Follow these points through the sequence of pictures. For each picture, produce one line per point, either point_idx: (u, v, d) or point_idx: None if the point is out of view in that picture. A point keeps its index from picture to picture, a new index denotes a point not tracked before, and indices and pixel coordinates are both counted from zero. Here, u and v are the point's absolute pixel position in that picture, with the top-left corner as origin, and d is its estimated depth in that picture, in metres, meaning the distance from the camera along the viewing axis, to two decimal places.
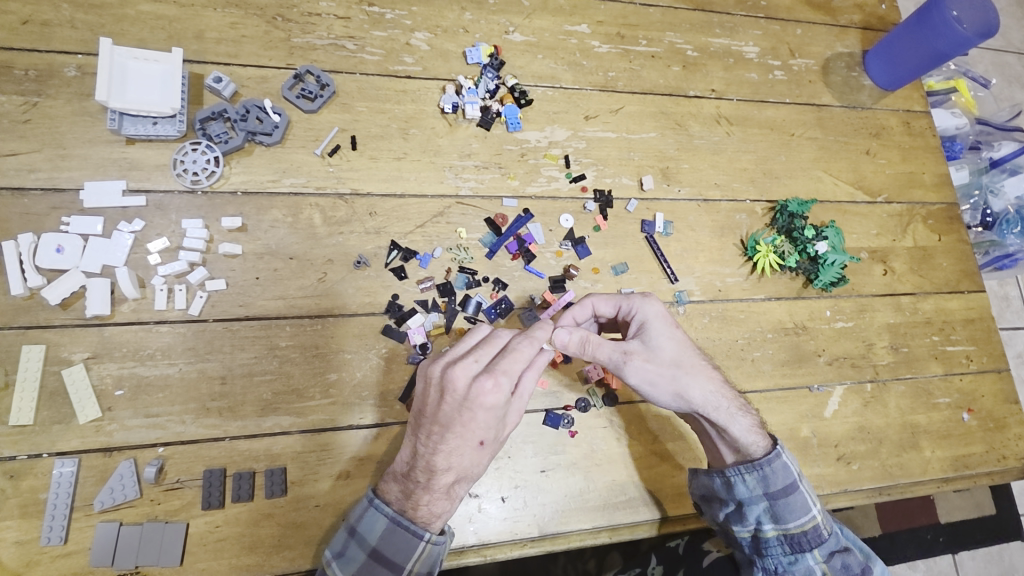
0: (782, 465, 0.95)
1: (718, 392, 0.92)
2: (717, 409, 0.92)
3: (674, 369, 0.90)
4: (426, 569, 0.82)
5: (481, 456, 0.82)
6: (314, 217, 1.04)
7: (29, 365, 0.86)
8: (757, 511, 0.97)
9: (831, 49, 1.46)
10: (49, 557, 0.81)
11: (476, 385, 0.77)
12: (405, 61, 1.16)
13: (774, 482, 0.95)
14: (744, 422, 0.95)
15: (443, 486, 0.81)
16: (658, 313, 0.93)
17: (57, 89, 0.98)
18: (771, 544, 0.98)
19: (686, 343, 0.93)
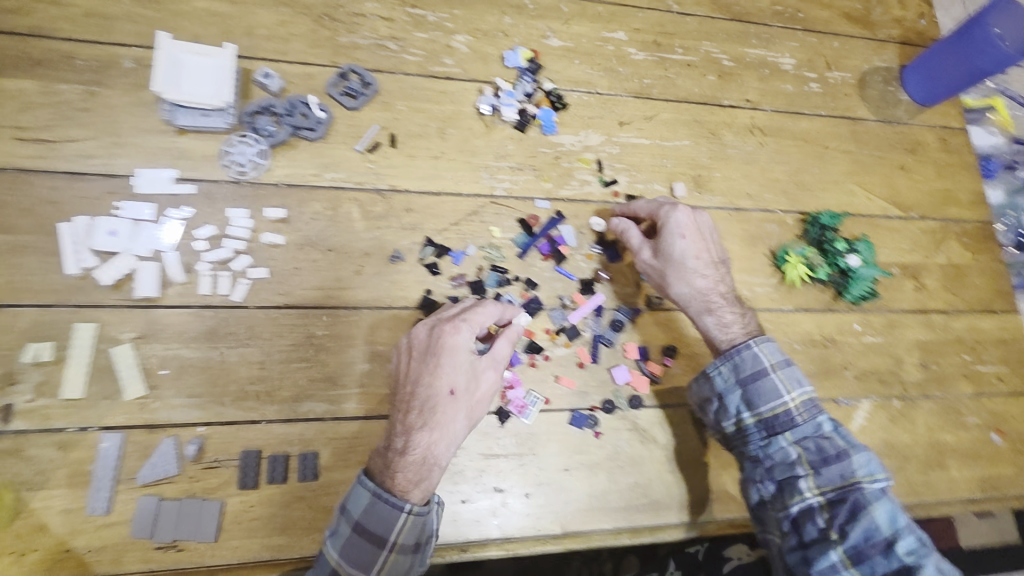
0: (751, 353, 0.99)
1: (703, 292, 1.05)
2: (698, 307, 1.05)
3: (667, 266, 1.06)
4: (411, 542, 0.84)
5: (458, 411, 0.88)
6: (353, 211, 1.07)
7: (81, 342, 0.90)
8: (734, 400, 0.99)
9: (868, 63, 1.46)
10: (93, 526, 0.84)
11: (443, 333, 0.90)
12: (445, 62, 1.19)
13: (744, 370, 0.99)
14: (724, 318, 1.04)
15: (418, 443, 0.85)
16: (679, 222, 1.06)
17: (115, 80, 1.03)
18: (750, 432, 0.98)
19: (701, 250, 1.06)
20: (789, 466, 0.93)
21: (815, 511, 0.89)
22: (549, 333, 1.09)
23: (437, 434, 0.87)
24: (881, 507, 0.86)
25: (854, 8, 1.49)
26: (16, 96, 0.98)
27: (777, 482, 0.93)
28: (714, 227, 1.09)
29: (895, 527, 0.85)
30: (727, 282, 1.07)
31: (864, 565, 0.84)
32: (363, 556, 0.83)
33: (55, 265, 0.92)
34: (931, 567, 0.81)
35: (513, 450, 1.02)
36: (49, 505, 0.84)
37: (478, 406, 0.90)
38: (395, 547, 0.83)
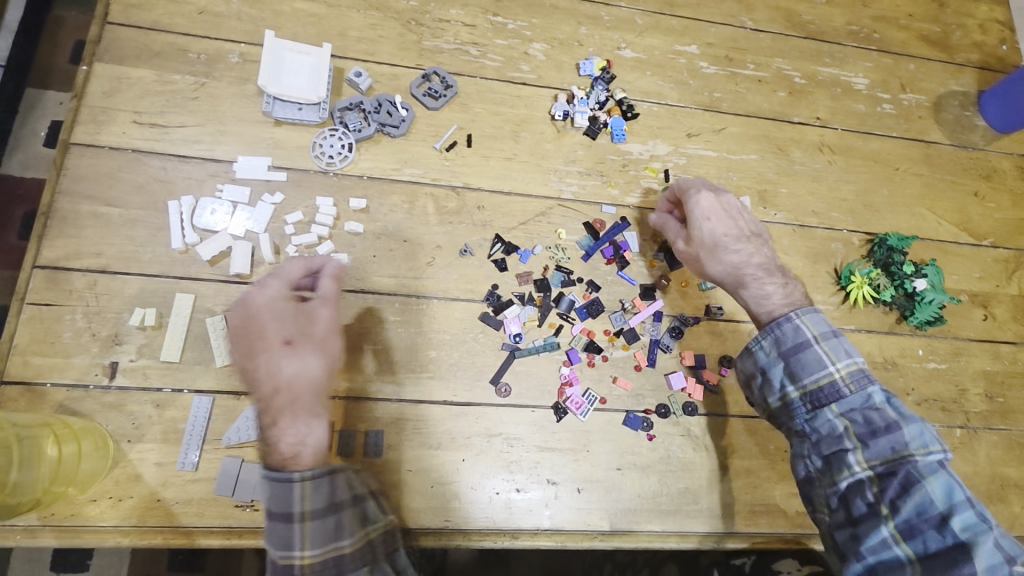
0: (792, 324, 0.91)
1: (740, 268, 0.99)
2: (737, 283, 1.00)
3: (699, 248, 1.02)
4: (320, 505, 0.80)
5: (306, 354, 0.88)
6: (428, 206, 1.12)
7: (180, 311, 0.97)
8: (777, 373, 0.90)
9: (944, 86, 1.44)
10: (181, 480, 0.92)
11: (257, 296, 0.89)
12: (522, 69, 1.24)
13: (785, 341, 0.91)
14: (764, 290, 0.98)
15: (283, 405, 0.83)
16: (701, 202, 1.02)
17: (222, 72, 1.11)
18: (795, 407, 0.89)
19: (730, 228, 1.01)
20: (835, 440, 0.83)
21: (865, 486, 0.79)
22: (608, 334, 1.11)
23: (298, 387, 0.86)
24: (938, 482, 0.76)
25: (933, 30, 1.46)
26: (135, 83, 1.07)
27: (823, 457, 0.84)
28: (740, 206, 1.05)
29: (953, 502, 0.74)
30: (764, 255, 1.01)
31: (916, 543, 0.74)
32: (283, 537, 0.79)
33: (161, 239, 1.00)
34: (990, 543, 0.71)
35: (568, 445, 1.06)
36: (144, 457, 0.91)
37: (325, 346, 0.90)
38: (304, 516, 0.79)
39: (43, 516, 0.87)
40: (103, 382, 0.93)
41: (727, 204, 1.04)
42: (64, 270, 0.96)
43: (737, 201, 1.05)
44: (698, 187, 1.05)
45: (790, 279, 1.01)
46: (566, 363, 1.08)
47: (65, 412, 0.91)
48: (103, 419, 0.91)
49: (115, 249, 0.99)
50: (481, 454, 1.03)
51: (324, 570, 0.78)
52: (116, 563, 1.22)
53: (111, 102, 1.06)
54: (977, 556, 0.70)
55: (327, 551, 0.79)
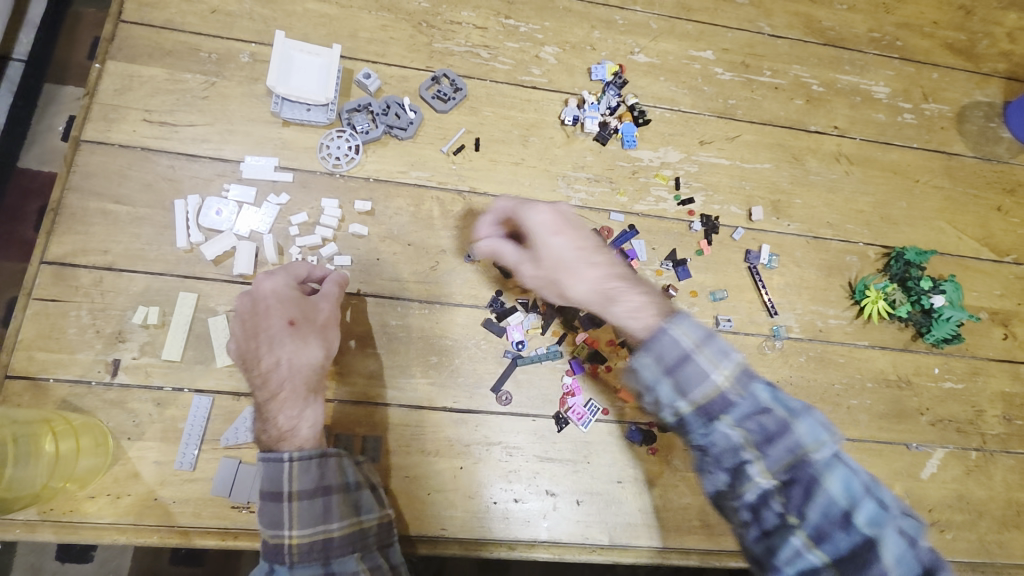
0: (663, 332, 0.71)
1: (599, 284, 0.84)
2: (601, 301, 0.82)
3: (552, 269, 0.89)
4: (310, 487, 0.83)
5: (306, 339, 0.91)
6: (434, 209, 1.11)
7: (183, 310, 0.97)
8: (659, 394, 0.70)
9: (969, 96, 1.39)
10: (179, 479, 0.92)
11: (262, 281, 0.92)
12: (532, 72, 1.22)
13: (663, 354, 0.70)
14: (634, 302, 0.78)
15: (279, 386, 0.88)
16: (537, 218, 0.91)
17: (233, 72, 1.11)
18: (681, 426, 0.70)
19: (572, 244, 0.88)
20: (735, 455, 0.67)
21: (770, 499, 0.66)
22: (612, 344, 1.09)
23: (296, 370, 0.89)
24: (837, 477, 0.66)
25: (959, 38, 1.42)
26: (147, 81, 1.08)
27: (724, 476, 0.68)
28: (578, 216, 0.93)
29: (855, 497, 0.65)
30: (618, 267, 0.86)
31: (830, 547, 0.64)
32: (273, 517, 0.82)
33: (167, 238, 1.01)
34: (893, 532, 0.64)
35: (568, 456, 1.04)
36: (143, 455, 0.91)
37: (324, 334, 0.93)
38: (294, 495, 0.82)
39: (43, 510, 0.88)
40: (105, 378, 0.93)
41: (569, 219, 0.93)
42: (70, 266, 0.97)
43: (574, 212, 0.93)
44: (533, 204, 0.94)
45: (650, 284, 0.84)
46: (569, 372, 1.07)
47: (68, 408, 0.91)
48: (105, 416, 0.92)
49: (121, 246, 0.99)
50: (479, 463, 1.02)
51: (312, 552, 0.81)
52: (118, 561, 1.23)
53: (123, 100, 1.06)
54: (884, 551, 0.63)
55: (316, 532, 0.81)
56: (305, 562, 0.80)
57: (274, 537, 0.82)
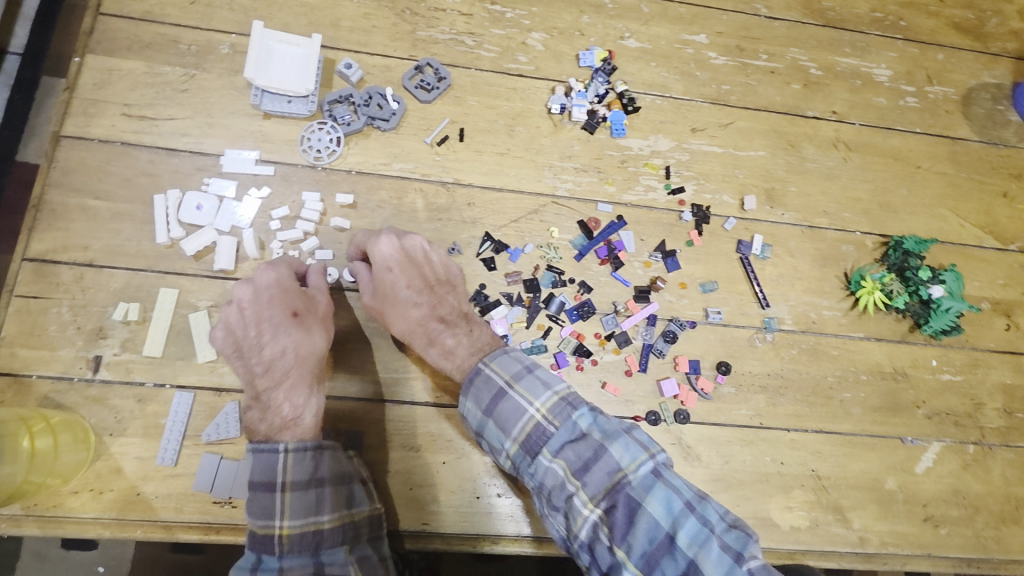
0: (483, 376, 0.86)
1: (420, 325, 0.96)
2: (420, 340, 0.96)
3: (382, 303, 0.97)
4: (303, 478, 0.83)
5: (310, 330, 0.92)
6: (417, 202, 1.10)
7: (164, 306, 0.97)
8: (490, 433, 0.84)
9: (975, 78, 1.34)
10: (161, 475, 0.92)
11: (261, 271, 0.92)
12: (519, 60, 1.19)
13: (483, 397, 0.85)
14: (447, 344, 0.94)
15: (282, 375, 0.89)
16: (382, 252, 0.97)
17: (212, 64, 1.09)
18: (517, 462, 0.82)
19: (408, 283, 0.96)
20: (561, 488, 0.77)
21: (598, 529, 0.74)
22: (599, 338, 1.08)
23: (300, 360, 0.90)
24: (654, 499, 0.74)
25: (966, 17, 1.36)
26: (126, 75, 1.07)
27: (559, 511, 0.77)
28: (429, 245, 0.99)
29: (673, 516, 0.73)
30: (447, 308, 0.97)
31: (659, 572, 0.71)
32: (264, 507, 0.81)
33: (147, 233, 1.00)
34: (715, 549, 0.71)
35: None
36: (124, 451, 0.92)
37: (323, 324, 0.94)
38: (286, 486, 0.82)
39: (26, 506, 0.88)
40: (87, 375, 0.94)
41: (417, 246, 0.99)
42: (51, 262, 0.97)
43: (425, 241, 1.00)
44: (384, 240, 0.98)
45: (478, 323, 0.97)
46: (554, 367, 1.05)
47: (50, 405, 0.92)
48: (87, 412, 0.92)
49: (101, 242, 0.99)
50: (463, 457, 1.02)
51: (303, 543, 0.80)
52: (121, 555, 1.20)
53: (102, 94, 1.06)
54: (707, 569, 0.69)
55: (307, 524, 0.81)
56: (294, 554, 0.80)
57: (262, 528, 0.81)
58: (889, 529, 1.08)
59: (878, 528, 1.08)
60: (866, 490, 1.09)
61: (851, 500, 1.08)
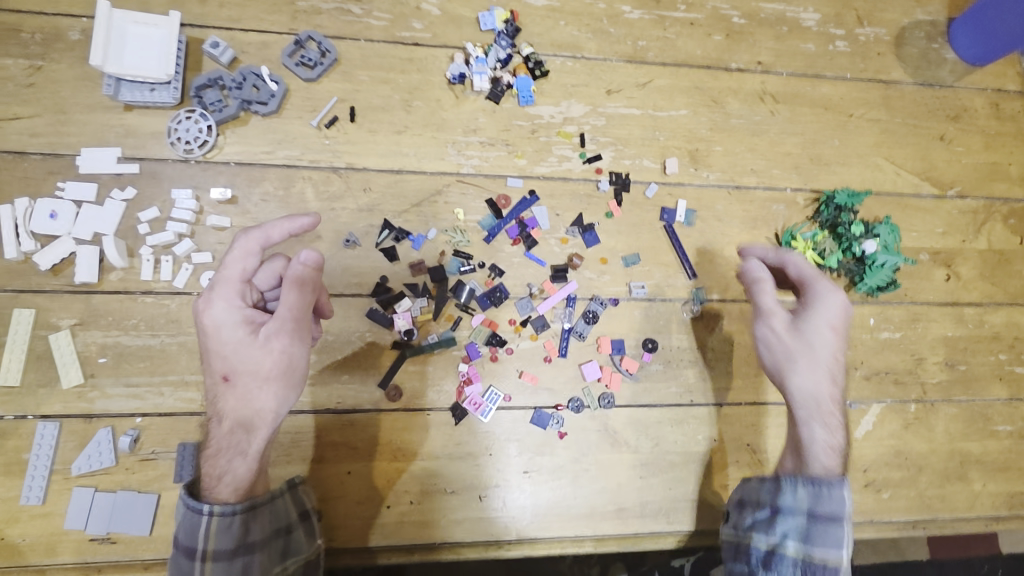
0: (839, 494, 0.79)
1: (823, 397, 0.85)
2: (815, 411, 0.84)
3: (801, 345, 0.86)
4: (228, 547, 0.71)
5: (245, 389, 0.73)
6: (306, 191, 1.00)
7: (19, 329, 0.88)
8: (789, 524, 0.82)
9: (909, 16, 1.26)
10: (29, 515, 0.84)
11: (210, 306, 0.74)
12: (413, 26, 1.08)
13: (822, 503, 0.80)
14: (832, 436, 0.84)
15: (212, 436, 0.74)
16: (837, 308, 0.87)
17: (61, 53, 0.97)
18: (783, 562, 0.81)
19: (832, 347, 0.87)
20: None
21: None
22: (514, 324, 1.00)
23: (241, 427, 0.73)
24: None
25: None
26: None
27: None
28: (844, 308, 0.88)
29: None
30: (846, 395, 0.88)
31: (792, 479, 0.83)
32: (185, 571, 0.71)
33: None
34: None
35: (467, 449, 0.96)
36: None
37: (277, 381, 0.73)
38: (208, 555, 0.70)
39: None
40: None
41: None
42: None
43: (843, 305, 0.87)
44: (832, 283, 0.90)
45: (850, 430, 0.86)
46: (465, 360, 0.97)
47: None
48: None
49: None
50: (370, 464, 0.94)
51: None
52: None
53: None
54: None
55: None
56: None
57: None
58: None
59: None
60: None
61: None
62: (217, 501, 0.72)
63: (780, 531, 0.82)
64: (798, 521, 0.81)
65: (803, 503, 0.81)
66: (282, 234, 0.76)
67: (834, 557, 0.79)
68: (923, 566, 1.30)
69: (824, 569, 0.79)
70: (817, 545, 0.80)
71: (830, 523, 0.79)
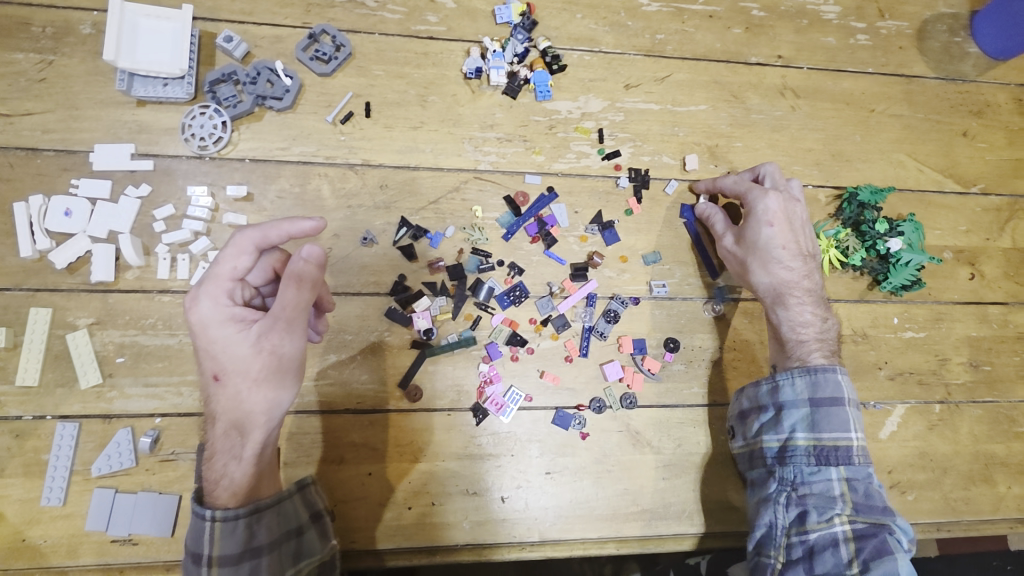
0: (834, 376, 0.86)
1: (785, 289, 0.93)
2: (778, 300, 0.94)
3: (750, 251, 0.95)
4: (233, 552, 0.70)
5: (239, 392, 0.70)
6: (323, 188, 0.98)
7: (36, 328, 0.87)
8: (794, 416, 0.86)
9: (931, 9, 1.23)
10: (49, 517, 0.83)
11: (198, 304, 0.70)
12: (428, 20, 1.06)
13: (819, 386, 0.86)
14: (802, 317, 0.93)
15: (211, 437, 0.72)
16: (775, 209, 0.94)
17: (72, 47, 0.96)
18: (796, 454, 0.85)
19: (782, 244, 0.93)
20: (830, 500, 0.81)
21: (841, 541, 0.78)
22: (535, 324, 0.99)
23: (235, 429, 0.71)
24: (904, 561, 0.76)
25: None
26: None
27: (798, 506, 0.82)
28: (784, 205, 0.94)
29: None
30: (816, 275, 0.95)
31: (788, 373, 0.88)
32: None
33: (11, 248, 0.89)
34: None
35: (488, 450, 0.95)
36: (6, 493, 0.83)
37: (270, 381, 0.70)
38: (213, 561, 0.69)
39: None
40: None
41: (772, 183, 0.98)
42: None
43: (779, 202, 0.94)
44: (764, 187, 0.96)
45: (825, 311, 0.95)
46: (485, 360, 0.96)
47: None
48: None
49: None
50: (391, 465, 0.93)
51: None
52: None
53: None
54: None
55: None
56: None
57: None
58: None
59: None
60: None
61: None
62: (218, 505, 0.71)
63: (788, 426, 0.86)
64: (801, 411, 0.86)
65: (803, 393, 0.86)
66: (281, 236, 0.72)
67: (843, 438, 0.84)
68: (934, 560, 1.30)
69: (836, 450, 0.83)
70: (824, 430, 0.84)
71: (832, 406, 0.85)
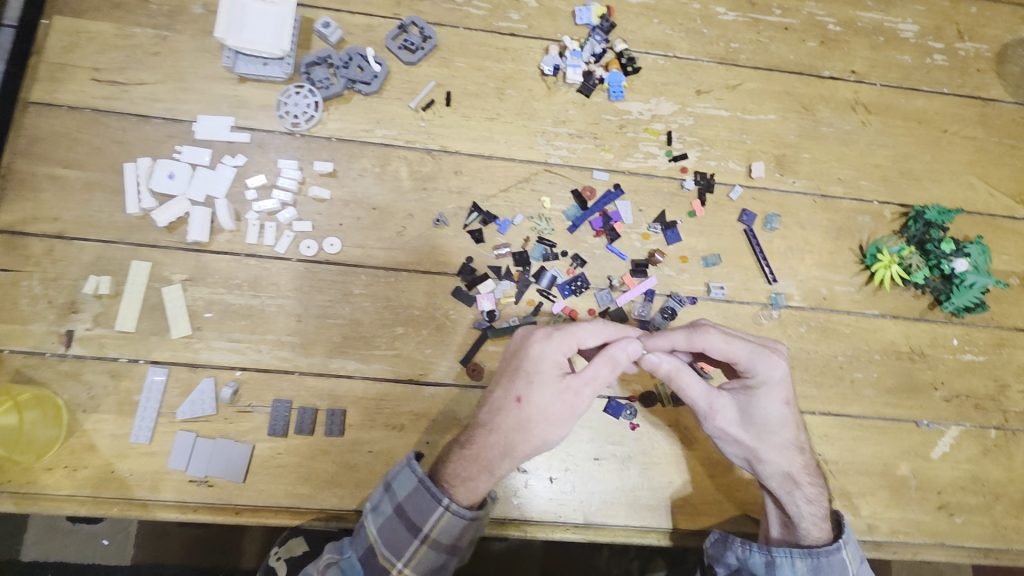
0: (839, 557, 0.85)
1: (792, 472, 0.85)
2: (786, 485, 0.86)
3: (754, 433, 0.85)
4: (445, 540, 0.81)
5: (524, 422, 0.84)
6: (401, 170, 1.04)
7: (136, 279, 0.95)
8: None
9: (1012, 33, 1.22)
10: (136, 452, 0.91)
11: (543, 344, 0.85)
12: (510, 17, 1.11)
13: (822, 567, 0.84)
14: (814, 503, 0.86)
15: (475, 447, 0.84)
16: (783, 380, 0.84)
17: (185, 25, 1.03)
18: None
19: (788, 418, 0.85)
20: None
21: None
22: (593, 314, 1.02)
23: (505, 447, 0.83)
24: None
25: None
26: (95, 37, 1.02)
27: None
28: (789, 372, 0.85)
29: None
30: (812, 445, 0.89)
31: (789, 554, 0.85)
32: (397, 540, 0.81)
33: (119, 204, 0.97)
34: None
35: None
36: (98, 427, 0.90)
37: (554, 428, 0.83)
38: (428, 539, 0.80)
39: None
40: (59, 350, 0.92)
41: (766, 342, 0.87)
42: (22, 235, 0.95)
43: (785, 372, 0.84)
44: (771, 350, 0.85)
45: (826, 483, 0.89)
46: None
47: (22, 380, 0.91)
48: (59, 387, 0.91)
49: (72, 213, 0.96)
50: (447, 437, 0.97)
51: None
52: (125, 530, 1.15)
53: (70, 58, 1.00)
54: None
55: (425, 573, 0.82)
56: None
57: (385, 556, 0.82)
58: (901, 517, 1.03)
59: (888, 516, 1.02)
60: (876, 476, 1.03)
61: (861, 485, 1.02)
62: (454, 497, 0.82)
63: None
64: None
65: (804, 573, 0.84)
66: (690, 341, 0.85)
67: None
68: None
69: None
70: None
71: None
